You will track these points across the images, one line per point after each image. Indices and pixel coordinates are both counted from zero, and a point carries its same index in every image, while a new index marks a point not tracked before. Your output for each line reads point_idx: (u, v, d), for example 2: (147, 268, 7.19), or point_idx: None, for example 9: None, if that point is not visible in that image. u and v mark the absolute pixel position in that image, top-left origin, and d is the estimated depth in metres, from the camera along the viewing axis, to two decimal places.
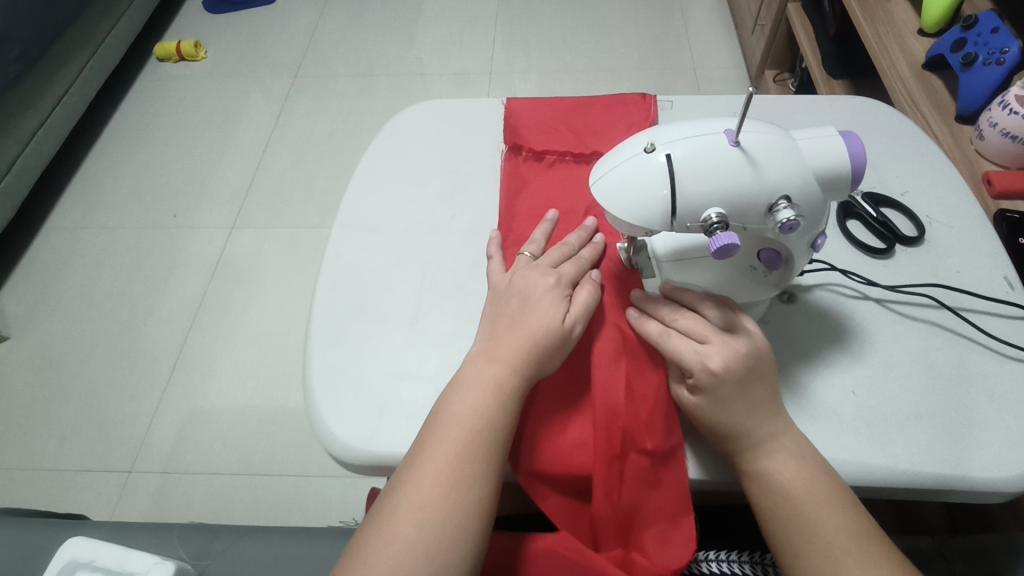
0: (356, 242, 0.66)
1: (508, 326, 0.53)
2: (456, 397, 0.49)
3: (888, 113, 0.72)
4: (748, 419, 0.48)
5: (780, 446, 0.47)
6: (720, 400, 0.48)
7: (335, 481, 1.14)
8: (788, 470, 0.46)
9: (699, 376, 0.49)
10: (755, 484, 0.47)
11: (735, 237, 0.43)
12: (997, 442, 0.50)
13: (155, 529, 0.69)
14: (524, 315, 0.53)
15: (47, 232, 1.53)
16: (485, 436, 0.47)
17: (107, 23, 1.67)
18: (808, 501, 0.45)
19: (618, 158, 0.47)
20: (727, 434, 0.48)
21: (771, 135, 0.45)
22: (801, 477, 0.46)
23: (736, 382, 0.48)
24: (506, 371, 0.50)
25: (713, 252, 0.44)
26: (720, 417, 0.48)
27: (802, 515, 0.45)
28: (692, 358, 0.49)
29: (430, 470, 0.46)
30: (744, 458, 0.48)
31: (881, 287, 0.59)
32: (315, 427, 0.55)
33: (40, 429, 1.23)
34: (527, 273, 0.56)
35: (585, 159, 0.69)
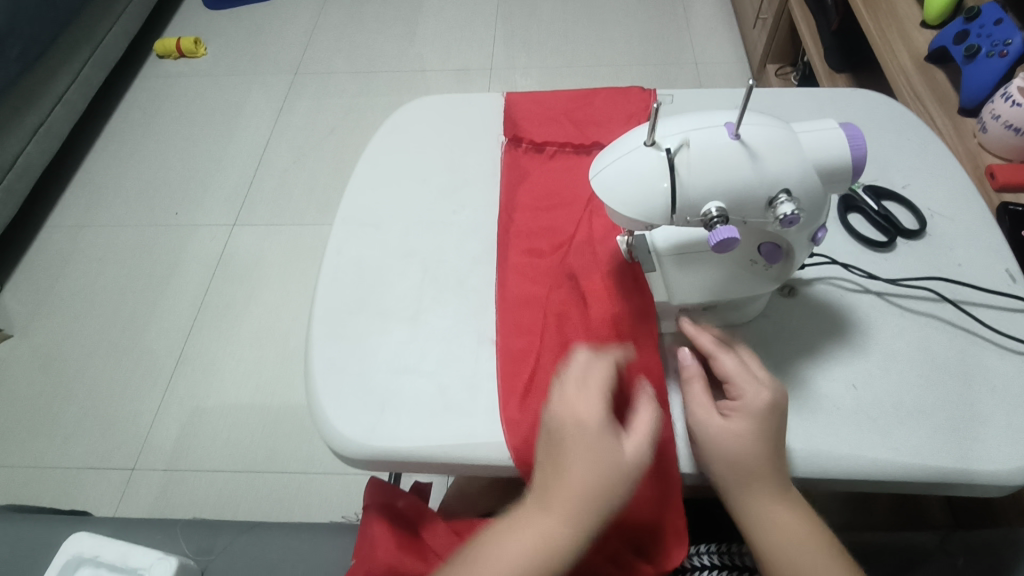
0: (357, 239, 0.66)
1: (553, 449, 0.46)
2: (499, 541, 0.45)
3: (889, 105, 0.71)
4: (764, 466, 0.47)
5: (783, 495, 0.47)
6: (760, 434, 0.47)
7: (337, 477, 1.14)
8: (792, 516, 0.46)
9: (744, 403, 0.48)
10: (754, 528, 0.47)
11: (734, 231, 0.43)
12: (999, 436, 0.49)
13: (159, 524, 0.69)
14: (563, 428, 0.46)
15: (50, 230, 1.54)
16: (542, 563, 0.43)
17: (108, 20, 1.67)
18: (801, 552, 0.45)
19: (617, 150, 0.47)
20: (738, 478, 0.47)
21: (772, 127, 0.45)
22: (796, 526, 0.46)
23: (759, 431, 0.47)
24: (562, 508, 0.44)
25: (713, 246, 0.44)
26: (736, 462, 0.47)
27: (794, 567, 0.45)
28: (745, 385, 0.49)
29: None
30: (760, 494, 0.47)
31: (882, 281, 0.58)
32: (317, 422, 0.55)
33: (44, 427, 1.23)
34: (563, 381, 0.48)
35: (585, 150, 0.69)
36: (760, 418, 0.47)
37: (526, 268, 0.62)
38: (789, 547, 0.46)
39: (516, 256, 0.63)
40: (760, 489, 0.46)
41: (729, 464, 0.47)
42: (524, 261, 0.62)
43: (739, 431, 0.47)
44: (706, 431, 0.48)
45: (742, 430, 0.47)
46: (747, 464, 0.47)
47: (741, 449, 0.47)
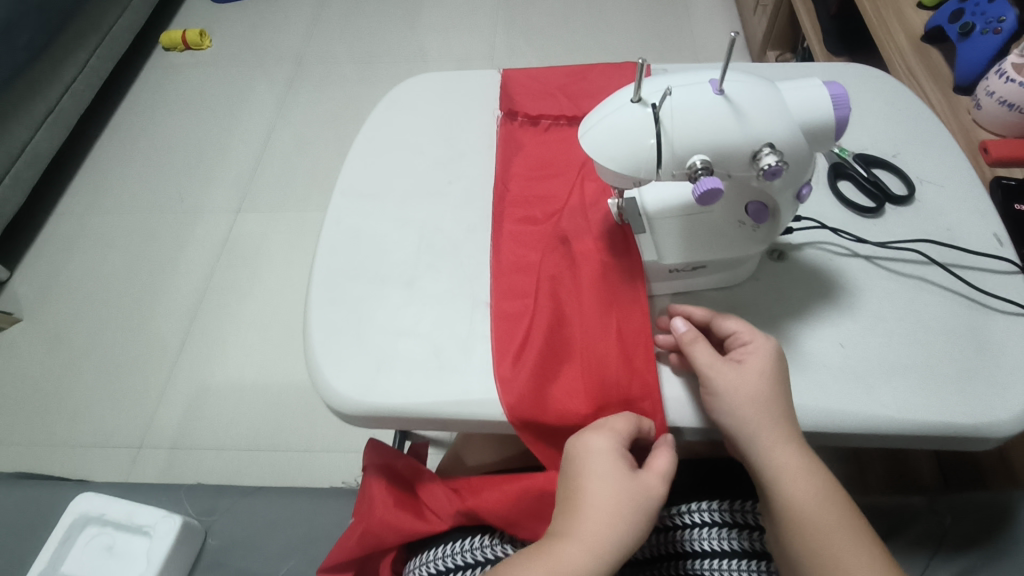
0: (355, 208, 0.68)
1: (582, 501, 0.47)
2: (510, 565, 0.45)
3: (881, 77, 0.72)
4: (783, 410, 0.49)
5: (802, 443, 0.48)
6: (775, 376, 0.49)
7: (339, 456, 1.15)
8: (813, 458, 0.48)
9: (757, 347, 0.51)
10: (782, 470, 0.47)
11: (718, 181, 0.45)
12: (983, 392, 0.50)
13: (163, 488, 0.71)
14: (590, 482, 0.47)
15: (57, 217, 1.56)
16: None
17: (115, 10, 1.69)
18: (826, 497, 0.46)
19: (607, 107, 0.49)
20: (762, 420, 0.48)
21: (756, 85, 0.46)
22: (819, 475, 0.47)
23: (774, 377, 0.49)
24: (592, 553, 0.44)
25: (698, 197, 0.46)
26: (763, 401, 0.48)
27: (824, 507, 0.46)
28: (748, 335, 0.52)
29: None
30: (777, 434, 0.48)
31: (871, 245, 0.59)
32: (315, 382, 0.57)
33: (53, 407, 1.25)
34: (588, 439, 0.49)
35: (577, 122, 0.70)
36: (772, 368, 0.50)
37: (520, 234, 0.63)
38: (808, 484, 0.47)
39: (509, 222, 0.64)
40: (778, 433, 0.48)
41: (751, 411, 0.48)
42: (517, 226, 0.64)
43: (757, 376, 0.49)
44: (722, 375, 0.50)
45: (758, 374, 0.49)
46: (764, 405, 0.48)
47: (759, 391, 0.49)
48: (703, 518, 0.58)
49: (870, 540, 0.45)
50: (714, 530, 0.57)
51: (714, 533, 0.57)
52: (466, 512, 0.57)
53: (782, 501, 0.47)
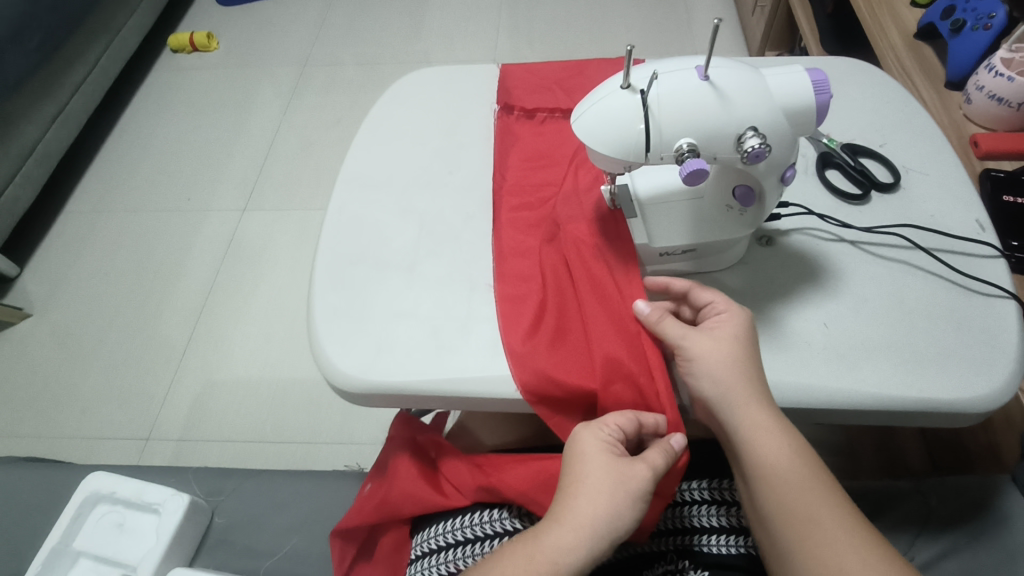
0: (358, 198, 0.70)
1: (578, 494, 0.49)
2: (506, 561, 0.48)
3: (869, 70, 0.74)
4: (756, 375, 0.51)
5: (774, 405, 0.51)
6: (743, 341, 0.52)
7: (342, 448, 1.17)
8: (783, 418, 0.50)
9: (728, 315, 0.53)
10: (756, 432, 0.49)
11: (703, 163, 0.47)
12: (962, 369, 0.52)
13: (171, 471, 0.73)
14: (586, 477, 0.49)
15: (67, 215, 1.59)
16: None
17: (124, 13, 1.72)
18: (798, 455, 0.49)
19: (598, 95, 0.51)
20: (737, 386, 0.50)
21: (741, 71, 0.48)
22: (791, 435, 0.49)
23: (746, 344, 0.52)
24: (583, 540, 0.47)
25: (685, 178, 0.48)
26: (736, 368, 0.51)
27: (796, 464, 0.49)
28: (721, 306, 0.54)
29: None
30: (746, 395, 0.50)
31: (856, 230, 0.61)
32: (319, 362, 0.59)
33: (63, 400, 1.28)
34: (584, 438, 0.51)
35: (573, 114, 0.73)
36: (743, 335, 0.52)
37: (519, 221, 0.66)
38: (778, 441, 0.49)
39: (507, 210, 0.67)
40: (752, 397, 0.50)
41: (725, 377, 0.51)
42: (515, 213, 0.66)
43: (730, 344, 0.51)
44: (695, 345, 0.52)
45: (727, 340, 0.52)
46: (732, 370, 0.51)
47: (727, 357, 0.51)
48: (697, 496, 0.60)
49: (835, 491, 0.48)
50: (707, 508, 0.59)
51: (706, 510, 0.59)
52: (487, 487, 0.57)
53: (752, 458, 0.49)
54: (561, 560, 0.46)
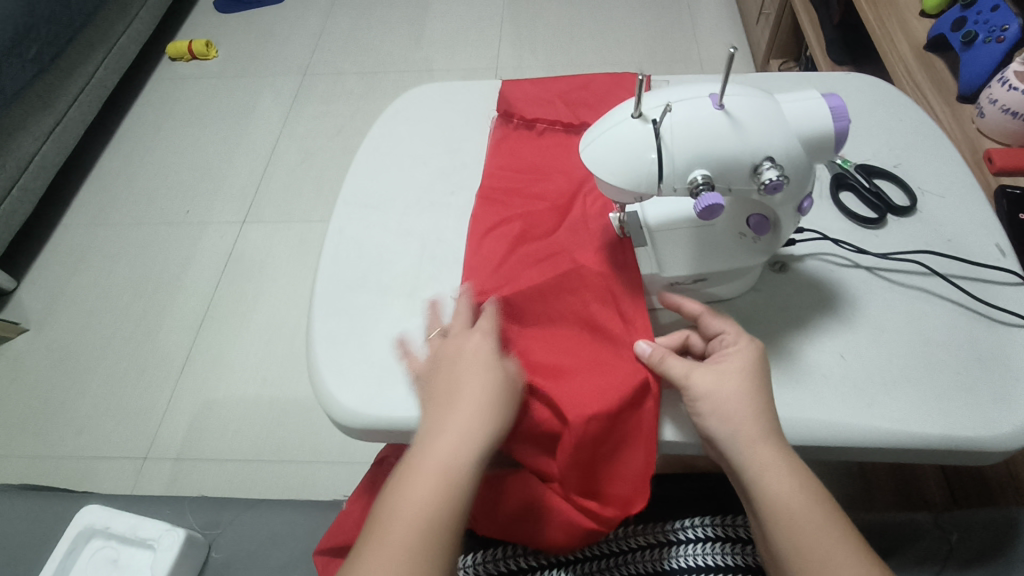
0: (358, 219, 0.68)
1: (459, 393, 0.50)
2: (409, 477, 0.46)
3: (882, 87, 0.72)
4: (764, 410, 0.49)
5: (785, 444, 0.49)
6: (755, 372, 0.50)
7: (344, 468, 1.15)
8: (798, 459, 0.48)
9: (738, 346, 0.52)
10: (766, 473, 0.47)
11: (720, 197, 0.45)
12: (984, 404, 0.50)
13: (167, 501, 0.71)
14: (466, 378, 0.51)
15: (64, 228, 1.57)
16: (461, 479, 0.46)
17: (122, 23, 1.71)
18: (810, 498, 0.46)
19: (608, 123, 0.49)
20: (744, 421, 0.48)
21: (756, 99, 0.47)
22: (803, 475, 0.47)
23: (754, 377, 0.50)
24: (478, 431, 0.48)
25: (700, 212, 0.46)
26: (743, 402, 0.49)
27: (808, 506, 0.46)
28: (732, 335, 0.53)
29: (410, 528, 0.44)
30: (758, 434, 0.48)
31: (872, 256, 0.59)
32: (317, 392, 0.57)
33: (59, 418, 1.26)
34: (459, 344, 0.54)
35: (574, 128, 0.71)
36: (751, 367, 0.51)
37: (520, 237, 0.63)
38: (792, 486, 0.46)
39: (510, 223, 0.64)
40: (762, 434, 0.48)
41: (732, 413, 0.49)
42: (519, 225, 0.64)
43: (737, 378, 0.50)
44: (700, 378, 0.50)
45: (735, 375, 0.50)
46: (743, 408, 0.48)
47: (737, 393, 0.49)
48: (697, 534, 0.57)
49: (853, 541, 0.45)
50: (707, 546, 0.57)
51: (704, 549, 0.57)
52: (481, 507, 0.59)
53: (762, 498, 0.47)
54: (463, 456, 0.47)
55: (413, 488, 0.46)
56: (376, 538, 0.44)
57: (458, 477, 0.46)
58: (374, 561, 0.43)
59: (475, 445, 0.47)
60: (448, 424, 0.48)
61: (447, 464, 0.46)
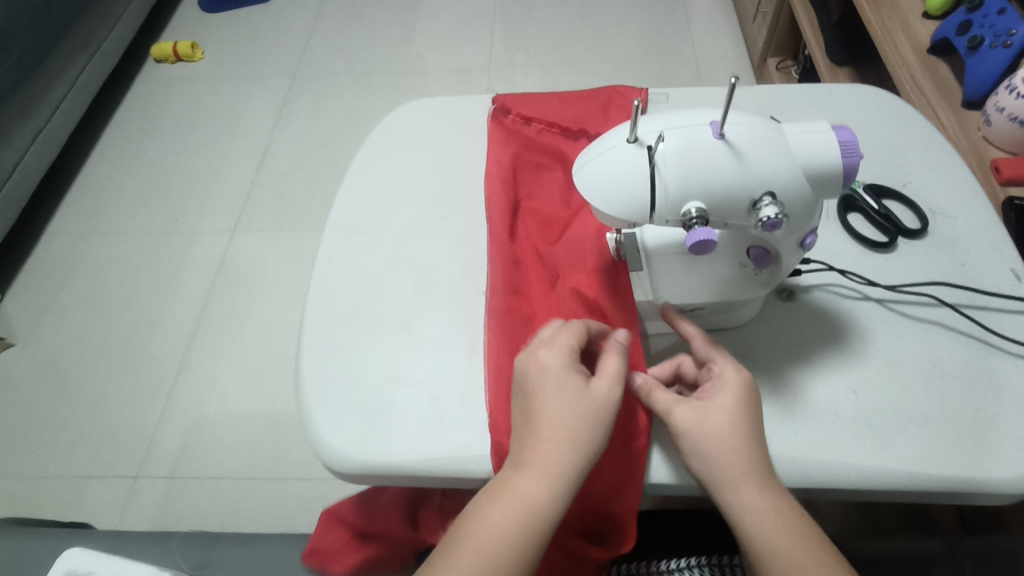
0: (348, 246, 0.66)
1: (542, 419, 0.46)
2: (489, 509, 0.44)
3: (888, 102, 0.70)
4: (750, 447, 0.46)
5: (772, 481, 0.46)
6: (742, 406, 0.47)
7: (339, 485, 1.13)
8: (788, 499, 0.45)
9: (726, 378, 0.49)
10: (748, 515, 0.44)
11: (712, 233, 0.43)
12: (1000, 442, 0.49)
13: (154, 539, 0.69)
14: (552, 400, 0.47)
15: (51, 239, 1.54)
16: (541, 519, 0.44)
17: (105, 27, 1.67)
18: (798, 541, 0.43)
19: (602, 146, 0.47)
20: (728, 459, 0.45)
21: (760, 129, 0.44)
22: (789, 518, 0.44)
23: (743, 410, 0.47)
24: (559, 465, 0.45)
25: (690, 247, 0.44)
26: (727, 438, 0.46)
27: (794, 550, 0.43)
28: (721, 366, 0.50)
29: (487, 568, 0.42)
30: (744, 475, 0.45)
31: (882, 287, 0.58)
32: (308, 436, 0.54)
33: (46, 436, 1.23)
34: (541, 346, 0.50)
35: (570, 133, 0.69)
36: (739, 400, 0.48)
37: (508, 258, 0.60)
38: (782, 529, 0.44)
39: (500, 240, 0.61)
40: (746, 473, 0.45)
41: (715, 449, 0.46)
42: (509, 244, 0.61)
43: (723, 412, 0.47)
44: (685, 411, 0.48)
45: (721, 410, 0.47)
46: (727, 445, 0.46)
47: (723, 430, 0.46)
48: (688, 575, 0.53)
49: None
50: None
51: None
52: None
53: (745, 540, 0.44)
54: (542, 494, 0.44)
55: (491, 520, 0.44)
56: (452, 572, 0.43)
57: (536, 515, 0.43)
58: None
59: (554, 482, 0.44)
60: (532, 453, 0.45)
61: (524, 503, 0.44)
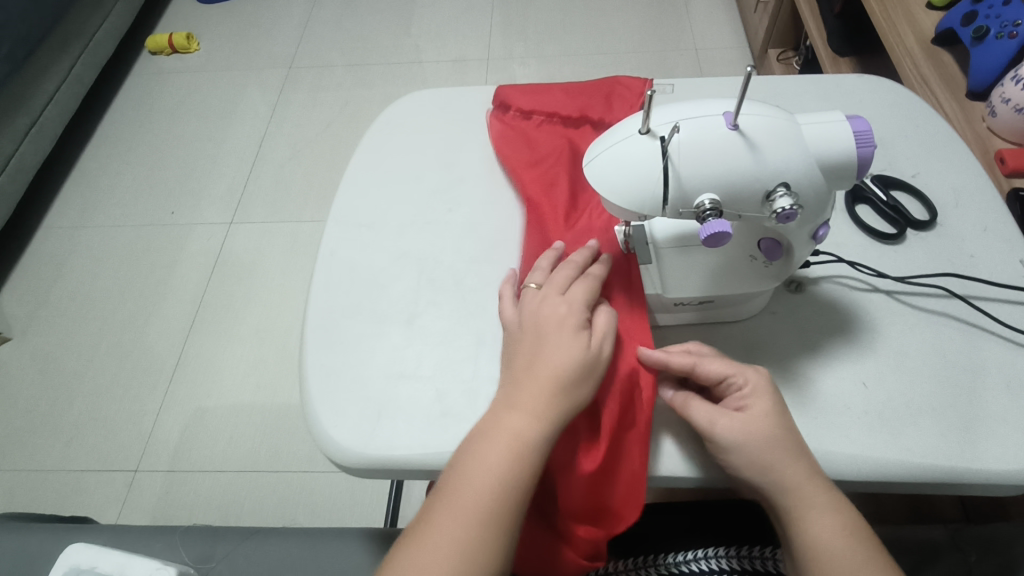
0: (350, 239, 0.65)
1: (532, 381, 0.48)
2: (476, 454, 0.47)
3: (896, 92, 0.70)
4: (796, 444, 0.47)
5: (821, 477, 0.47)
6: (777, 413, 0.48)
7: (340, 478, 1.12)
8: (833, 495, 0.46)
9: (756, 383, 0.49)
10: (814, 517, 0.45)
11: (726, 225, 0.43)
12: (1012, 434, 0.49)
13: (157, 533, 0.68)
14: (546, 353, 0.49)
15: (45, 232, 1.52)
16: (527, 465, 0.46)
17: (99, 16, 1.65)
18: (857, 533, 0.45)
19: (613, 137, 0.46)
20: (783, 463, 0.46)
21: (774, 118, 0.44)
22: (847, 510, 0.46)
23: (779, 408, 0.48)
24: (543, 414, 0.47)
25: (704, 240, 0.44)
26: (777, 443, 0.46)
27: (857, 542, 0.45)
28: (743, 369, 0.49)
29: (473, 507, 0.45)
30: (800, 478, 0.46)
31: (891, 278, 0.58)
32: (313, 431, 0.54)
33: (44, 431, 1.22)
34: (538, 309, 0.52)
35: (571, 121, 0.68)
36: (773, 400, 0.48)
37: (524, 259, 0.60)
38: (836, 526, 0.45)
39: None
40: (801, 475, 0.46)
41: (768, 457, 0.46)
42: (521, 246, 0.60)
43: (765, 418, 0.47)
44: (731, 422, 0.47)
45: (762, 415, 0.47)
46: (778, 451, 0.46)
47: (768, 439, 0.46)
48: (706, 566, 0.55)
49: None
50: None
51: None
52: None
53: (813, 544, 0.45)
54: (521, 447, 0.46)
55: (475, 470, 0.46)
56: (440, 510, 0.46)
57: (519, 464, 0.46)
58: (438, 534, 0.45)
59: (538, 432, 0.47)
60: (517, 406, 0.47)
61: (504, 459, 0.46)
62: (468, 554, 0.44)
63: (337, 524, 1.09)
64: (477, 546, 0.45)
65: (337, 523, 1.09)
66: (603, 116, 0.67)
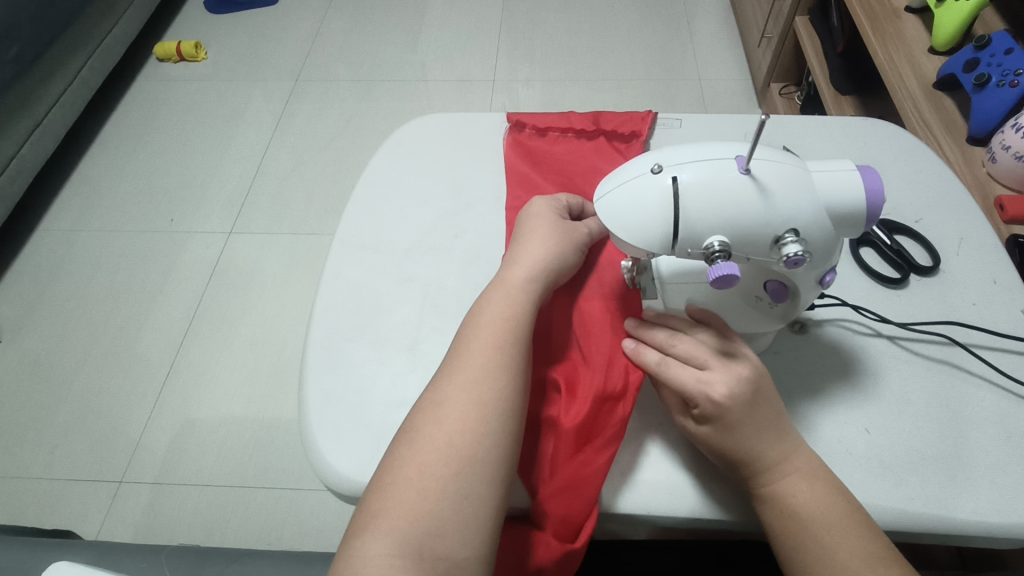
0: (356, 262, 0.65)
1: (500, 319, 0.51)
2: (448, 383, 0.49)
3: (901, 138, 0.71)
4: (757, 442, 0.46)
5: (791, 468, 0.46)
6: (723, 433, 0.47)
7: (329, 496, 1.11)
8: (804, 494, 0.45)
9: (704, 407, 0.47)
10: (766, 508, 0.46)
11: (735, 268, 0.43)
12: (1014, 487, 0.49)
13: (143, 553, 0.67)
14: (514, 294, 0.53)
15: (42, 234, 1.51)
16: (495, 387, 0.48)
17: (107, 22, 1.65)
18: (820, 525, 0.44)
19: (624, 175, 0.46)
20: (737, 462, 0.47)
21: (785, 165, 0.44)
22: (813, 501, 0.45)
23: (744, 408, 0.47)
24: (507, 345, 0.50)
25: (713, 281, 0.43)
26: (728, 446, 0.47)
27: (814, 539, 0.44)
28: (694, 387, 0.48)
29: (445, 430, 0.46)
30: (753, 476, 0.47)
31: (893, 324, 0.58)
32: (311, 458, 0.53)
33: (29, 436, 1.20)
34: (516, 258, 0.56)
35: (585, 135, 0.72)
36: (734, 400, 0.47)
37: None
38: (793, 520, 0.45)
39: None
40: (754, 473, 0.46)
41: (721, 456, 0.47)
42: None
43: (718, 422, 0.47)
44: (694, 422, 0.49)
45: (714, 420, 0.47)
46: (728, 452, 0.47)
47: (717, 443, 0.47)
48: None
49: (876, 568, 0.43)
50: None
51: None
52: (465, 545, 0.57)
53: (768, 533, 0.47)
54: (492, 376, 0.48)
55: (447, 408, 0.47)
56: (415, 436, 0.46)
57: (487, 396, 0.47)
58: (413, 454, 0.45)
59: (501, 367, 0.49)
60: (477, 340, 0.50)
61: (473, 386, 0.48)
62: (446, 471, 0.44)
63: (322, 543, 1.07)
64: (458, 465, 0.45)
65: (322, 542, 1.07)
66: (613, 128, 0.71)
